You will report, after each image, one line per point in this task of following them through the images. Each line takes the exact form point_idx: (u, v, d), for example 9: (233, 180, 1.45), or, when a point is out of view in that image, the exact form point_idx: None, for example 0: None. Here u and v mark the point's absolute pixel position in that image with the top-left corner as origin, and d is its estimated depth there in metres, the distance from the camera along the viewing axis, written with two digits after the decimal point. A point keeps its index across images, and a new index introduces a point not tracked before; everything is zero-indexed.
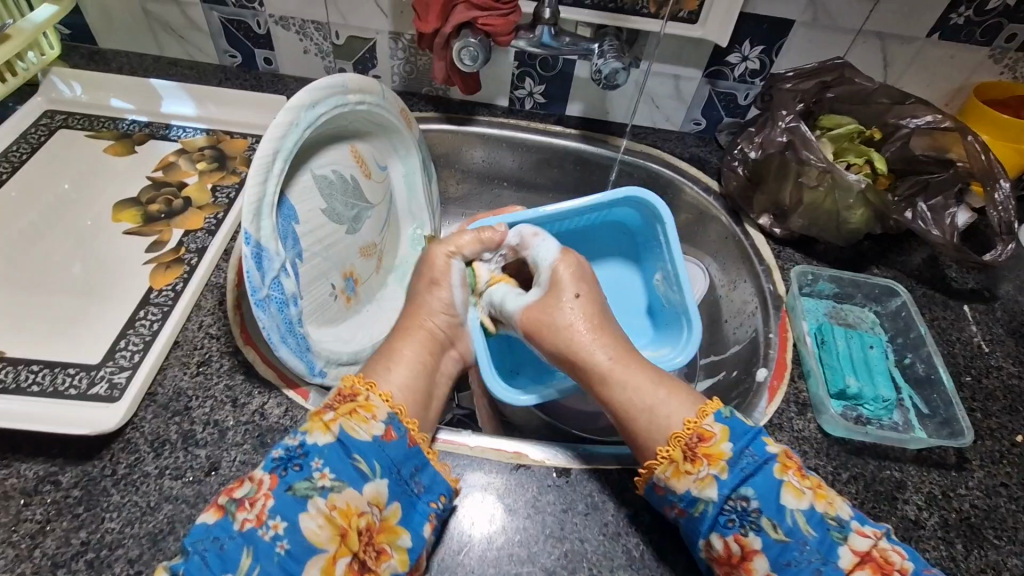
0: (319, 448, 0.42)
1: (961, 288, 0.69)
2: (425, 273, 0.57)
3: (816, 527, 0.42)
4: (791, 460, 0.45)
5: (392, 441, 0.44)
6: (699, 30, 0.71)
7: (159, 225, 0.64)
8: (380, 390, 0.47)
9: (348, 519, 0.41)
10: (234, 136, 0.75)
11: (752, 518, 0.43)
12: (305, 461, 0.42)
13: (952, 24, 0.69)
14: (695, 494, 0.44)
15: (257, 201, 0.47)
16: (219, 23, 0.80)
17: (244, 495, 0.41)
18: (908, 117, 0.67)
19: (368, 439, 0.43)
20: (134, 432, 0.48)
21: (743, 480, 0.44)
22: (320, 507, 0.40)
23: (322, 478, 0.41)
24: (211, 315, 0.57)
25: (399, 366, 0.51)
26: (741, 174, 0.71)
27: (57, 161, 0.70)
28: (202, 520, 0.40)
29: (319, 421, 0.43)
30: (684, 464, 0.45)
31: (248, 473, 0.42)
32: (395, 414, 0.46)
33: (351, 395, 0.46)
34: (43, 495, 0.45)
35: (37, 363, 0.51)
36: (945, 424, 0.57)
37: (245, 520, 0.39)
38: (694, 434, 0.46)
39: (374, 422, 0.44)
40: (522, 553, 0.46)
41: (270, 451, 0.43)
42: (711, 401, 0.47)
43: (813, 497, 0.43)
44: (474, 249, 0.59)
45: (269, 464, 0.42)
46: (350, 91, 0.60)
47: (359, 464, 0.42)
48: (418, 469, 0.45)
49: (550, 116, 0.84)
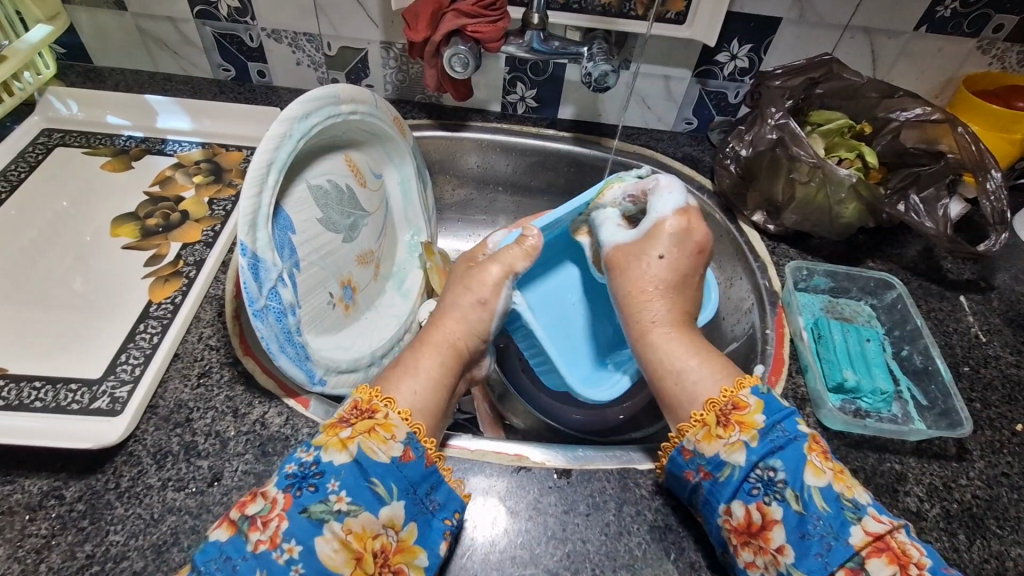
0: (336, 468, 0.42)
1: (957, 278, 0.69)
2: (472, 291, 0.56)
3: (831, 503, 0.42)
4: (818, 444, 0.45)
5: (410, 461, 0.44)
6: (686, 31, 0.72)
7: (157, 239, 0.65)
8: (400, 408, 0.46)
9: (363, 542, 0.41)
10: (229, 149, 0.76)
11: (776, 488, 0.43)
12: (321, 482, 0.42)
13: (939, 17, 0.70)
14: (723, 458, 0.45)
15: (253, 212, 0.48)
16: (212, 38, 0.80)
17: (258, 513, 0.41)
18: (897, 110, 0.68)
19: (386, 460, 0.43)
20: (136, 445, 0.49)
21: (772, 452, 0.44)
22: (337, 531, 0.40)
23: (338, 502, 0.41)
24: (210, 326, 0.57)
25: (423, 387, 0.49)
26: (733, 171, 0.73)
27: (54, 178, 0.70)
28: (216, 536, 0.40)
29: (336, 438, 0.43)
30: (716, 428, 0.46)
31: (261, 489, 0.42)
32: (414, 434, 0.45)
33: (369, 410, 0.46)
34: (48, 510, 0.45)
35: (39, 379, 0.51)
36: (944, 415, 0.57)
37: (258, 542, 0.39)
38: (729, 401, 0.46)
39: (393, 442, 0.44)
40: (525, 555, 0.46)
41: (283, 466, 0.43)
42: (749, 375, 0.48)
43: (833, 478, 0.43)
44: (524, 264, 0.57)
45: (283, 482, 0.42)
46: (343, 101, 0.60)
47: (376, 487, 0.42)
48: (434, 487, 0.45)
49: (542, 120, 0.85)
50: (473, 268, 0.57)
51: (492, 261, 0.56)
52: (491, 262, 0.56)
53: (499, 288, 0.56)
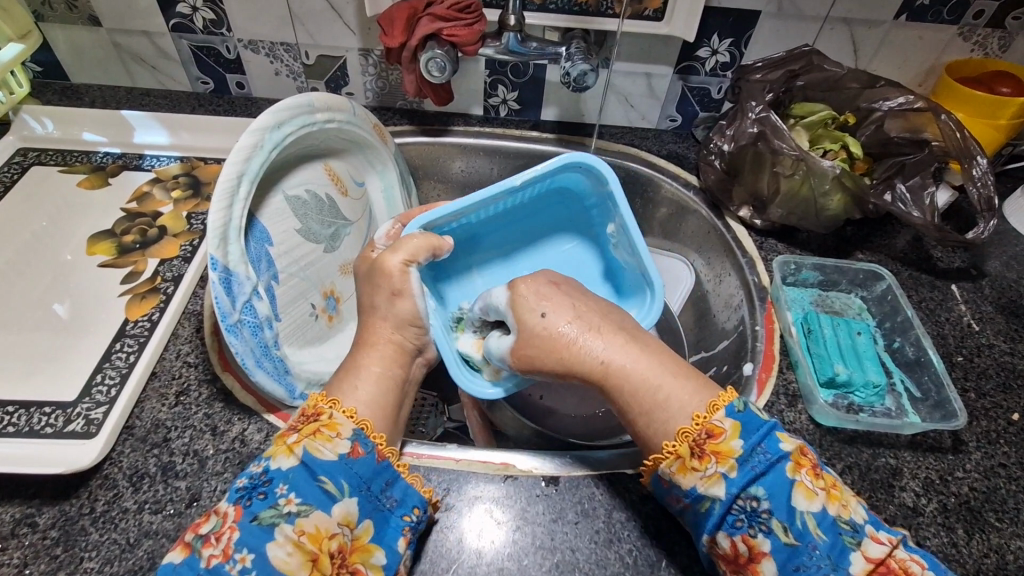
0: (284, 473, 0.41)
1: (947, 267, 0.68)
2: (383, 285, 0.52)
3: (826, 531, 0.40)
4: (804, 459, 0.43)
5: (359, 458, 0.43)
6: (664, 28, 0.71)
7: (134, 256, 0.64)
8: (345, 407, 0.45)
9: (318, 543, 0.39)
10: (208, 162, 0.75)
11: (762, 519, 0.41)
12: (269, 488, 0.41)
13: (919, 5, 0.69)
14: (701, 491, 0.43)
15: (223, 226, 0.47)
16: (189, 51, 0.80)
17: (211, 530, 0.40)
18: (880, 100, 0.67)
19: (333, 457, 0.42)
20: (112, 468, 0.48)
21: (754, 479, 0.42)
22: (289, 534, 0.39)
23: (287, 504, 0.40)
24: (188, 343, 0.56)
25: (366, 381, 0.48)
26: (717, 167, 0.72)
27: (30, 198, 0.69)
28: (168, 559, 0.39)
29: (283, 446, 0.43)
30: (691, 460, 0.43)
31: (213, 507, 0.41)
32: (361, 430, 0.44)
33: (314, 414, 0.44)
34: (21, 538, 0.44)
35: (11, 404, 0.50)
36: (938, 406, 0.56)
37: (211, 556, 0.38)
38: (703, 430, 0.43)
39: (339, 440, 0.43)
40: (512, 567, 0.45)
41: (235, 482, 0.42)
42: (723, 394, 0.45)
43: (825, 499, 0.41)
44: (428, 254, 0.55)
45: (233, 495, 0.41)
46: (317, 110, 0.59)
47: (325, 485, 0.41)
48: (389, 484, 0.44)
49: (525, 122, 0.84)
50: (374, 265, 0.54)
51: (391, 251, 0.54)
52: (388, 253, 0.53)
53: (407, 274, 0.53)
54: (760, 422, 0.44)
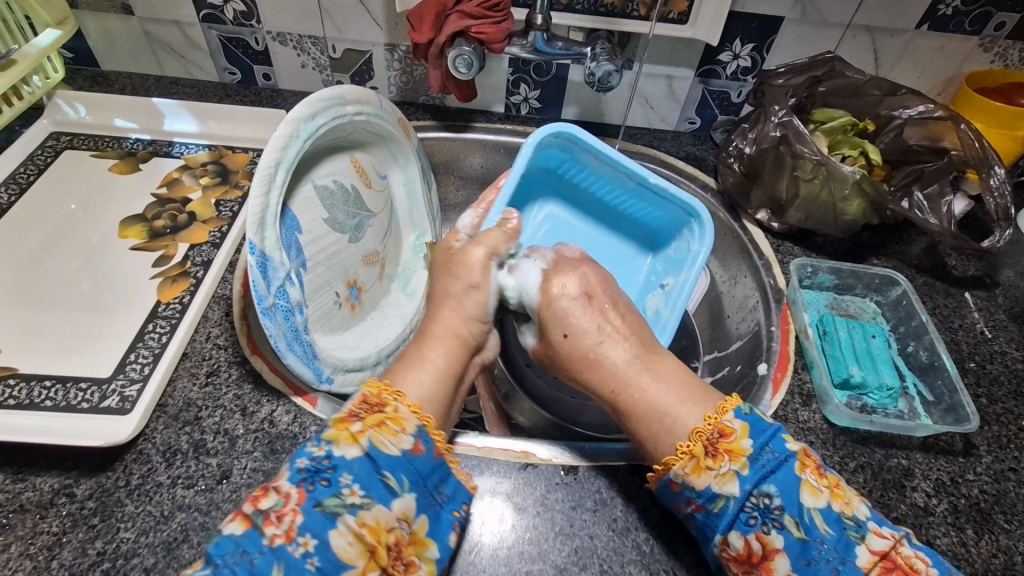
0: (349, 463, 0.41)
1: (961, 275, 0.69)
2: (461, 277, 0.54)
3: (833, 525, 0.41)
4: (809, 459, 0.44)
5: (420, 454, 0.43)
6: (689, 30, 0.72)
7: (164, 240, 0.65)
8: (408, 400, 0.46)
9: (377, 535, 0.40)
10: (236, 151, 0.76)
11: (775, 516, 0.42)
12: (333, 476, 0.41)
13: (941, 15, 0.70)
14: (716, 490, 0.43)
15: (261, 211, 0.48)
16: (218, 41, 0.81)
17: (272, 507, 0.39)
18: (900, 108, 0.68)
19: (397, 453, 0.42)
20: (146, 443, 0.49)
21: (766, 477, 0.42)
22: (351, 524, 0.39)
23: (351, 495, 0.40)
24: (218, 326, 0.58)
25: (428, 376, 0.48)
26: (737, 170, 0.73)
27: (62, 181, 0.71)
28: (229, 531, 0.39)
29: (346, 432, 0.42)
30: (705, 459, 0.43)
31: (274, 483, 0.41)
32: (423, 427, 0.45)
33: (378, 404, 0.45)
34: (60, 508, 0.45)
35: (49, 379, 0.52)
36: (951, 410, 0.57)
37: (273, 536, 0.38)
38: (715, 429, 0.44)
39: (403, 435, 0.43)
40: (533, 551, 0.47)
41: (294, 461, 0.42)
42: (730, 397, 0.46)
43: (830, 496, 0.42)
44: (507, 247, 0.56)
45: (296, 476, 0.41)
46: (349, 102, 0.61)
47: (387, 479, 0.42)
48: (442, 479, 0.45)
49: (546, 120, 0.86)
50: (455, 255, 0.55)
51: (474, 245, 0.55)
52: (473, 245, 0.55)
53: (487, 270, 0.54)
54: (765, 423, 0.45)
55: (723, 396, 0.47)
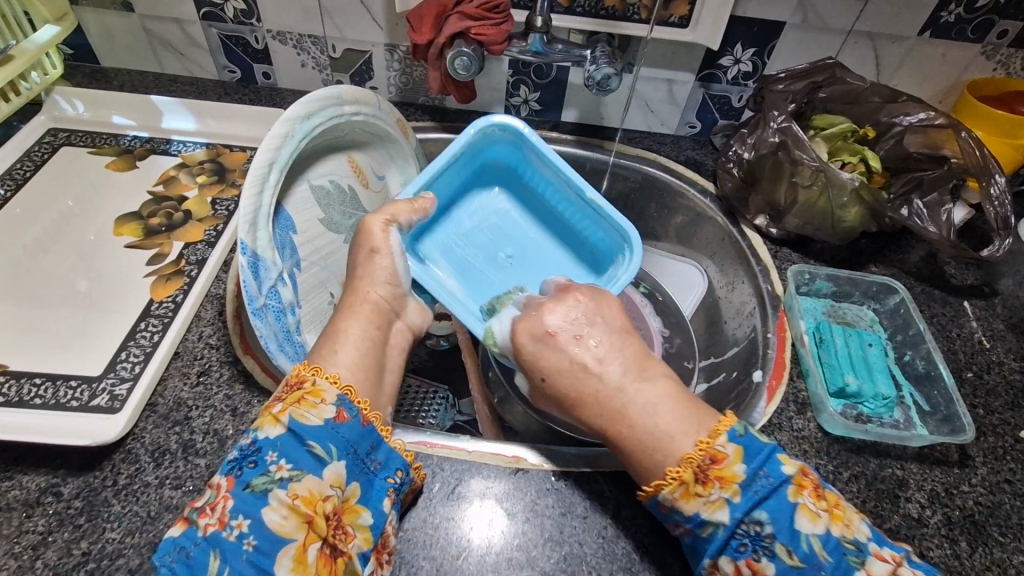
0: (272, 442, 0.42)
1: (960, 284, 0.69)
2: (362, 243, 0.55)
3: (832, 552, 0.41)
4: (807, 480, 0.44)
5: (344, 422, 0.44)
6: (689, 35, 0.72)
7: (159, 238, 0.65)
8: (328, 373, 0.46)
9: (312, 505, 0.40)
10: (233, 149, 0.76)
11: (765, 543, 0.41)
12: (259, 457, 0.41)
13: (943, 22, 0.70)
14: (705, 517, 0.42)
15: (253, 211, 0.48)
16: (218, 39, 0.81)
17: (207, 502, 0.40)
18: (901, 115, 0.67)
19: (319, 423, 0.43)
20: (135, 443, 0.49)
21: (758, 503, 0.42)
22: (283, 498, 0.40)
23: (279, 470, 0.41)
24: (210, 325, 0.57)
25: (346, 345, 0.49)
26: (735, 175, 0.72)
27: (58, 178, 0.71)
28: (170, 533, 0.40)
29: (269, 416, 0.43)
30: (694, 486, 0.43)
31: (208, 481, 0.42)
32: (346, 395, 0.45)
33: (297, 382, 0.45)
34: (46, 506, 0.45)
35: (40, 376, 0.52)
36: (947, 420, 0.56)
37: (207, 525, 0.39)
38: (706, 455, 0.43)
39: (323, 406, 0.44)
40: (522, 557, 0.46)
41: (228, 453, 0.43)
42: (724, 418, 0.45)
43: (829, 521, 0.42)
44: (410, 216, 0.57)
45: (226, 467, 0.42)
46: (346, 102, 0.60)
47: (314, 449, 0.42)
48: (373, 446, 0.45)
49: (545, 123, 0.85)
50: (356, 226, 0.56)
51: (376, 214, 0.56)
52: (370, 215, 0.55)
53: (388, 234, 0.55)
54: (760, 444, 0.45)
55: (718, 417, 0.46)
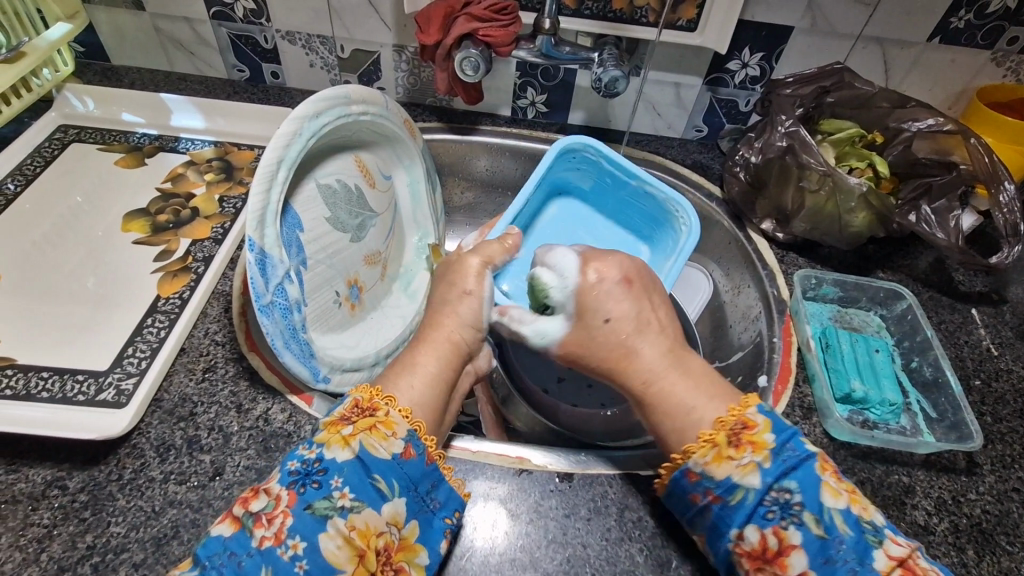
0: (339, 466, 0.41)
1: (968, 291, 0.68)
2: (456, 283, 0.55)
3: (853, 527, 0.41)
4: (828, 461, 0.44)
5: (411, 459, 0.43)
6: (697, 38, 0.72)
7: (167, 235, 0.65)
8: (401, 405, 0.45)
9: (367, 540, 0.40)
10: (242, 148, 0.77)
11: (793, 511, 0.41)
12: (324, 479, 0.41)
13: (953, 28, 0.69)
14: (735, 481, 0.42)
15: (262, 209, 0.49)
16: (227, 39, 0.81)
17: (262, 509, 0.40)
18: (909, 121, 0.67)
19: (388, 457, 0.42)
20: (140, 438, 0.49)
21: (786, 472, 0.42)
22: (341, 528, 0.39)
23: (341, 498, 0.40)
24: (217, 322, 0.58)
25: (420, 381, 0.48)
26: (743, 179, 0.72)
27: (68, 174, 0.71)
28: (218, 532, 0.39)
29: (338, 435, 0.42)
30: (727, 449, 0.43)
31: (263, 486, 0.41)
32: (414, 431, 0.44)
33: (370, 409, 0.44)
34: (51, 500, 0.45)
35: (47, 370, 0.52)
36: (954, 428, 0.56)
37: (263, 538, 0.38)
38: (738, 421, 0.44)
39: (394, 440, 0.43)
40: (525, 558, 0.46)
41: (285, 463, 0.42)
42: (754, 393, 0.46)
43: (851, 499, 0.42)
44: (502, 257, 0.59)
45: (285, 479, 0.41)
46: (354, 102, 0.61)
47: (379, 484, 0.41)
48: (434, 485, 0.44)
49: (552, 125, 0.85)
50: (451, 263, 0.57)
51: (471, 255, 0.57)
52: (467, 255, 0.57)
53: (482, 277, 0.55)
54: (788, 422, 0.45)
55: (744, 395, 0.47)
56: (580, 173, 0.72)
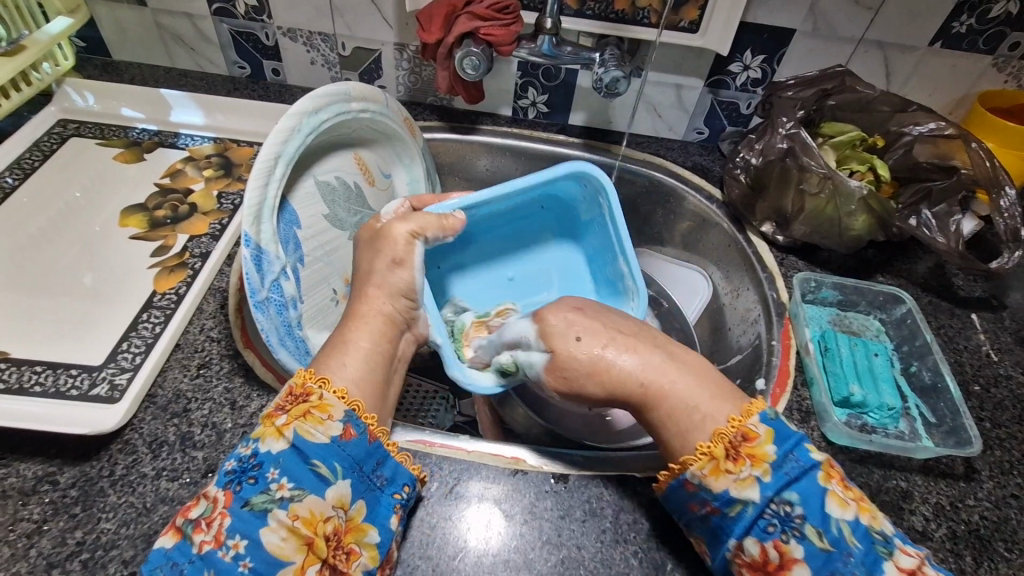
0: (274, 457, 0.41)
1: (968, 296, 0.68)
2: (385, 252, 0.53)
3: (860, 539, 0.40)
4: (834, 469, 0.43)
5: (351, 439, 0.42)
6: (699, 39, 0.72)
7: (164, 231, 0.65)
8: (335, 387, 0.44)
9: (312, 527, 0.39)
10: (241, 145, 0.76)
11: (795, 524, 0.41)
12: (260, 473, 0.40)
13: (955, 33, 0.69)
14: (734, 494, 0.42)
15: (258, 204, 0.49)
16: (229, 35, 0.81)
17: (201, 515, 0.40)
18: (911, 126, 0.67)
19: (324, 440, 0.41)
20: (132, 434, 0.49)
21: (788, 484, 0.42)
22: (282, 519, 0.39)
23: (280, 489, 0.40)
24: (212, 318, 0.57)
25: (353, 358, 0.47)
26: (743, 181, 0.72)
27: (66, 169, 0.71)
28: (161, 544, 0.39)
29: (272, 427, 0.42)
30: (725, 462, 0.43)
31: (202, 491, 0.41)
32: (352, 411, 0.44)
33: (303, 394, 0.43)
34: (41, 495, 0.45)
35: (40, 364, 0.52)
36: (952, 433, 0.56)
37: (203, 542, 0.38)
38: (738, 432, 0.44)
39: (330, 422, 0.42)
40: (519, 559, 0.46)
41: (223, 463, 0.42)
42: (755, 401, 0.46)
43: (857, 509, 0.41)
44: (437, 232, 0.56)
45: (222, 479, 0.40)
46: (354, 99, 0.61)
47: (318, 469, 0.41)
48: (379, 463, 0.44)
49: (553, 125, 0.85)
50: (379, 231, 0.54)
51: (399, 221, 0.55)
52: (396, 222, 0.54)
53: (412, 245, 0.53)
54: (790, 431, 0.45)
55: (748, 401, 0.47)
56: (586, 202, 0.70)
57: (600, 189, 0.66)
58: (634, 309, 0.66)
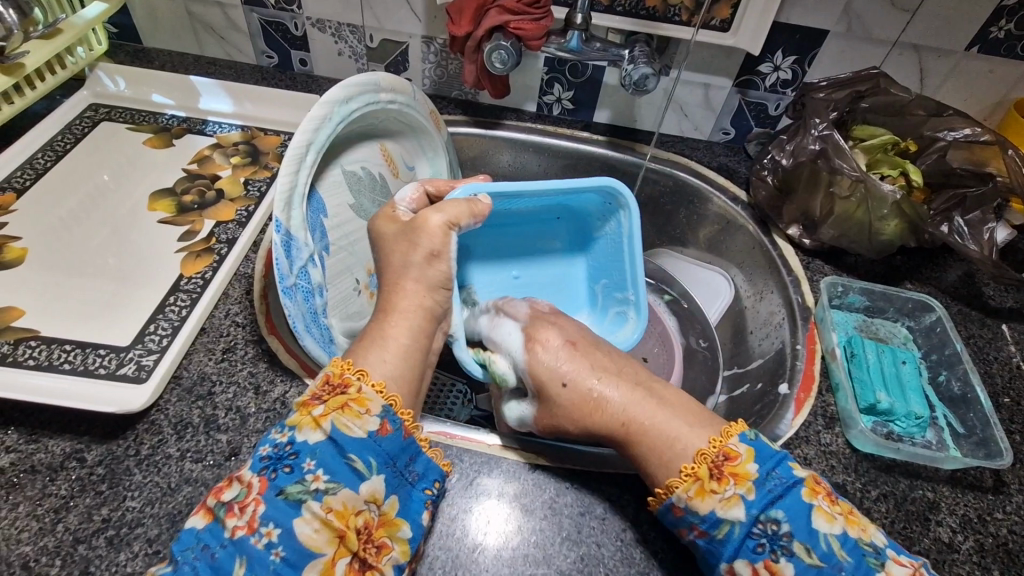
0: (310, 448, 0.41)
1: (999, 306, 0.67)
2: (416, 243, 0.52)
3: (850, 552, 0.40)
4: (820, 485, 0.43)
5: (387, 434, 0.43)
6: (730, 38, 0.71)
7: (191, 216, 0.66)
8: (374, 380, 0.44)
9: (345, 520, 0.40)
10: (268, 133, 0.77)
11: (783, 543, 0.41)
12: (296, 462, 0.40)
13: (993, 38, 0.68)
14: (720, 515, 0.41)
15: (289, 190, 0.49)
16: (258, 24, 0.82)
17: (234, 498, 0.40)
18: (945, 130, 0.66)
19: (361, 435, 0.42)
20: (158, 414, 0.49)
21: (773, 501, 0.41)
22: (316, 511, 0.39)
23: (315, 481, 0.40)
24: (238, 304, 0.58)
25: (393, 355, 0.47)
26: (770, 183, 0.71)
27: (97, 152, 0.72)
28: (191, 524, 0.39)
29: (309, 417, 0.42)
30: (709, 482, 0.42)
31: (236, 474, 0.41)
32: (390, 406, 0.44)
33: (341, 385, 0.43)
34: (69, 471, 0.46)
35: (70, 343, 0.53)
36: (981, 444, 0.55)
37: (235, 528, 0.38)
38: (720, 452, 0.43)
39: (367, 417, 0.42)
40: (538, 554, 0.46)
41: (257, 450, 0.42)
42: (734, 423, 0.45)
43: (845, 522, 0.41)
44: (470, 221, 0.55)
45: (258, 464, 0.41)
46: (383, 89, 0.61)
47: (353, 462, 0.41)
48: (413, 459, 0.44)
49: (577, 122, 0.85)
50: (411, 221, 0.53)
51: (434, 211, 0.53)
52: (431, 211, 0.53)
53: (448, 237, 0.53)
54: (772, 450, 0.44)
55: (728, 423, 0.46)
56: (603, 217, 0.69)
57: (623, 207, 0.65)
58: (633, 327, 0.69)
